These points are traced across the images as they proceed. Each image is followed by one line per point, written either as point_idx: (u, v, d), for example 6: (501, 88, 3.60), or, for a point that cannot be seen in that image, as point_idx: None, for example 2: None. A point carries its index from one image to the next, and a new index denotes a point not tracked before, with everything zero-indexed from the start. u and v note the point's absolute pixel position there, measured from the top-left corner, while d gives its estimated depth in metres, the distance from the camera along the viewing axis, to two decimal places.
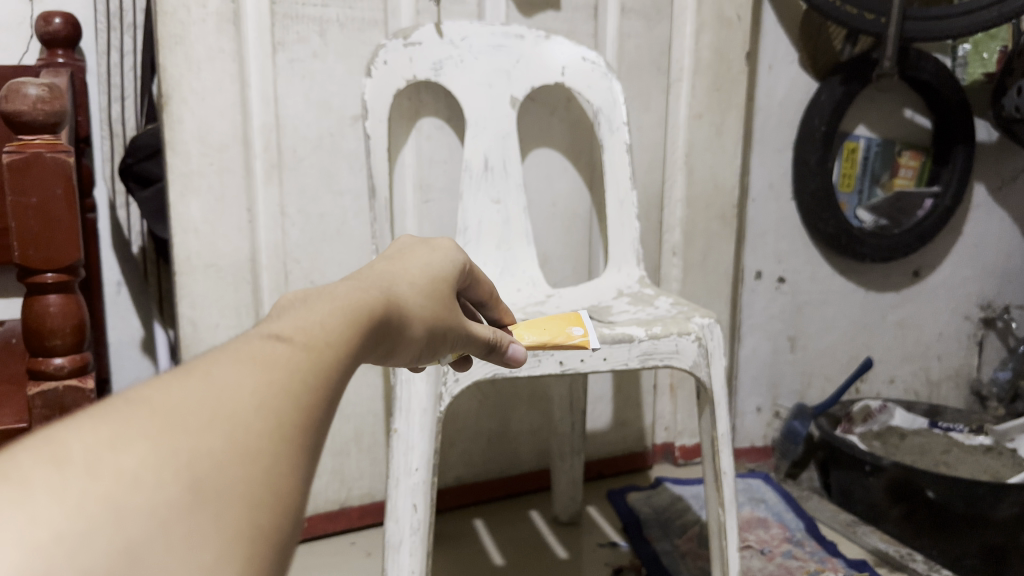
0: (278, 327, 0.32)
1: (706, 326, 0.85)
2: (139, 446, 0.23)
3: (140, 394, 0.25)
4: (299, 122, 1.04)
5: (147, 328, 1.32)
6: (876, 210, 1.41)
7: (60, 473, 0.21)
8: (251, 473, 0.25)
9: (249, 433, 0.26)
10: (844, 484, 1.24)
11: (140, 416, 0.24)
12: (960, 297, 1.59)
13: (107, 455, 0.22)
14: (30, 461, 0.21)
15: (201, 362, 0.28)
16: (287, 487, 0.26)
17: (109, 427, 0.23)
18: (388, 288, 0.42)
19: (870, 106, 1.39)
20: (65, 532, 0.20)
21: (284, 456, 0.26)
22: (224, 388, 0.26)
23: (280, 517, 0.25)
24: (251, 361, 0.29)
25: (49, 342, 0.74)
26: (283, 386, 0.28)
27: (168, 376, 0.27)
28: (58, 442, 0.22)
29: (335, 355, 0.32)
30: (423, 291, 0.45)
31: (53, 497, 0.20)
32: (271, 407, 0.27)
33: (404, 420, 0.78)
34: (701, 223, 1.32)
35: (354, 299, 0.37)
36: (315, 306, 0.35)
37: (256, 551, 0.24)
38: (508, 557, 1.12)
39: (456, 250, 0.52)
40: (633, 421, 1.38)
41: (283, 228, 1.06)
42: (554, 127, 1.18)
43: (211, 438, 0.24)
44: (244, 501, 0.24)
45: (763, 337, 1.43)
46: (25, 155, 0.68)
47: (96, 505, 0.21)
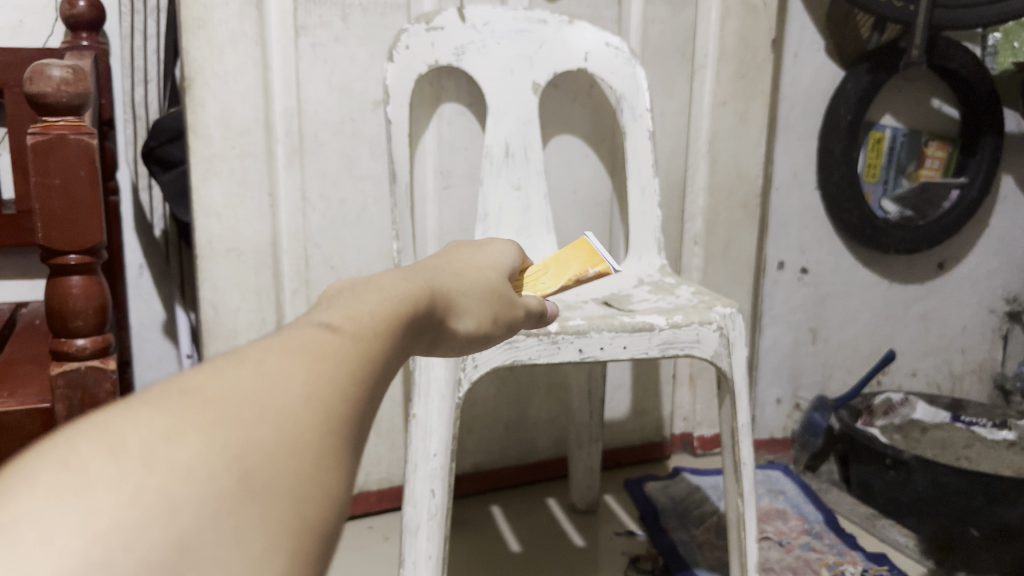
0: (328, 315, 0.32)
1: (728, 315, 0.84)
2: (192, 437, 0.23)
3: (194, 380, 0.25)
4: (320, 106, 1.04)
5: (168, 310, 1.33)
6: (901, 200, 1.40)
7: (115, 464, 0.21)
8: (299, 467, 0.25)
9: (299, 426, 0.25)
10: (864, 477, 1.23)
11: (195, 405, 0.24)
12: (985, 290, 1.56)
13: (162, 445, 0.22)
14: (86, 450, 0.21)
15: (254, 349, 0.28)
16: (333, 481, 0.26)
17: (164, 417, 0.23)
18: (434, 280, 0.42)
19: (897, 95, 1.37)
20: (121, 523, 0.20)
21: (331, 449, 0.26)
22: (275, 380, 0.26)
23: (326, 511, 0.25)
24: (301, 351, 0.28)
25: (72, 323, 0.75)
26: (332, 378, 0.28)
27: (222, 363, 0.27)
28: (115, 430, 0.22)
29: (382, 346, 0.32)
30: (467, 283, 0.45)
31: (109, 488, 0.20)
32: (320, 399, 0.27)
33: (422, 404, 0.78)
34: (723, 212, 1.31)
35: (401, 288, 0.37)
36: (364, 296, 0.35)
37: (302, 546, 0.23)
38: (524, 544, 1.13)
39: (508, 250, 0.54)
40: (652, 410, 1.37)
41: (304, 213, 1.06)
42: (576, 113, 1.17)
43: (261, 430, 0.24)
44: (292, 494, 0.24)
45: (785, 328, 1.42)
46: (49, 137, 0.68)
47: (152, 496, 0.21)
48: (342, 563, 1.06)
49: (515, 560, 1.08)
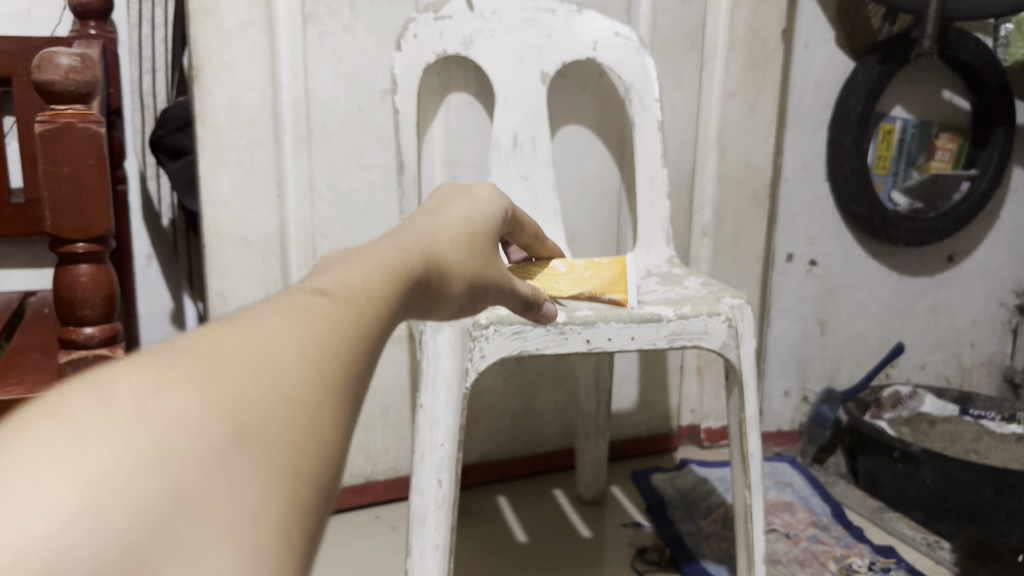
0: (319, 283, 0.32)
1: (736, 307, 0.84)
2: (184, 391, 0.23)
3: (183, 344, 0.25)
4: (328, 96, 1.03)
5: (176, 300, 1.33)
6: (911, 192, 1.38)
7: (108, 417, 0.21)
8: (295, 421, 0.25)
9: (292, 382, 0.25)
10: (872, 469, 1.22)
11: (186, 363, 0.24)
12: (995, 283, 1.55)
13: (154, 399, 0.22)
14: (78, 405, 0.21)
15: (246, 315, 0.28)
16: (332, 436, 0.26)
17: (156, 373, 0.23)
18: (429, 246, 0.41)
19: (908, 86, 1.36)
20: (115, 471, 0.20)
21: (326, 405, 0.26)
22: (268, 340, 0.26)
23: (325, 464, 0.25)
24: (294, 314, 0.28)
25: (80, 312, 0.75)
26: (325, 338, 0.28)
27: (214, 328, 0.27)
28: (107, 387, 0.22)
29: (376, 309, 0.32)
30: (464, 247, 0.45)
31: (102, 439, 0.20)
32: (313, 358, 0.27)
33: (430, 395, 0.78)
34: (732, 202, 1.31)
35: (394, 257, 0.37)
36: (356, 263, 0.35)
37: (303, 496, 0.23)
38: (531, 534, 1.13)
39: (494, 201, 0.52)
40: (659, 402, 1.37)
41: (312, 203, 1.06)
42: (584, 103, 1.16)
43: (255, 385, 0.24)
44: (290, 446, 0.24)
45: (794, 320, 1.42)
46: (57, 125, 0.68)
47: (144, 446, 0.21)
48: (349, 552, 1.06)
49: (522, 550, 1.08)
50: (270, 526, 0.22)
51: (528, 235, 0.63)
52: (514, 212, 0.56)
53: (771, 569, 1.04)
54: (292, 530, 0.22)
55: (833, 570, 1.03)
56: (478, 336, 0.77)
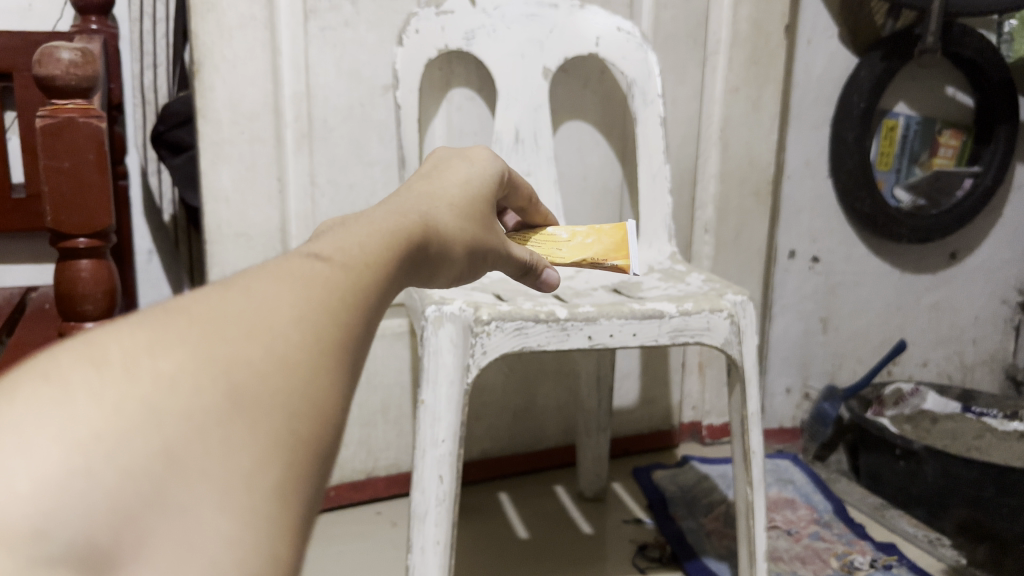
0: (317, 248, 0.32)
1: (739, 303, 0.83)
2: (176, 352, 0.22)
3: (177, 304, 0.25)
4: (329, 91, 1.03)
5: (177, 295, 1.33)
6: (914, 188, 1.38)
7: (99, 375, 0.21)
8: (291, 385, 0.24)
9: (287, 346, 0.25)
10: (874, 467, 1.22)
11: (180, 324, 0.24)
12: (998, 280, 1.55)
13: (147, 359, 0.22)
14: (69, 362, 0.21)
15: (242, 277, 0.28)
16: (328, 401, 0.26)
17: (148, 333, 0.23)
18: (427, 212, 0.41)
19: (911, 82, 1.36)
20: (106, 432, 0.20)
21: (322, 369, 0.26)
22: (264, 303, 0.26)
23: (321, 428, 0.25)
24: (291, 277, 0.28)
25: (81, 307, 0.74)
26: (321, 302, 0.28)
27: (209, 290, 0.26)
28: (97, 345, 0.22)
29: (375, 275, 0.32)
30: (462, 212, 0.44)
31: (92, 397, 0.20)
32: (309, 322, 0.27)
33: (431, 392, 0.77)
34: (734, 199, 1.31)
35: (393, 224, 0.37)
36: (354, 229, 0.35)
37: (297, 461, 0.24)
38: (532, 531, 1.13)
39: (490, 164, 0.52)
40: (661, 398, 1.37)
41: (313, 199, 1.06)
42: (586, 99, 1.16)
43: (250, 348, 0.24)
44: (284, 410, 0.24)
45: (796, 317, 1.41)
46: (58, 119, 0.68)
47: (136, 407, 0.20)
48: (350, 549, 1.06)
49: (523, 547, 1.08)
50: (264, 490, 0.22)
51: (521, 198, 0.62)
52: (510, 176, 0.56)
53: (772, 566, 1.03)
54: (286, 494, 0.23)
55: (835, 567, 1.03)
56: (480, 332, 0.77)
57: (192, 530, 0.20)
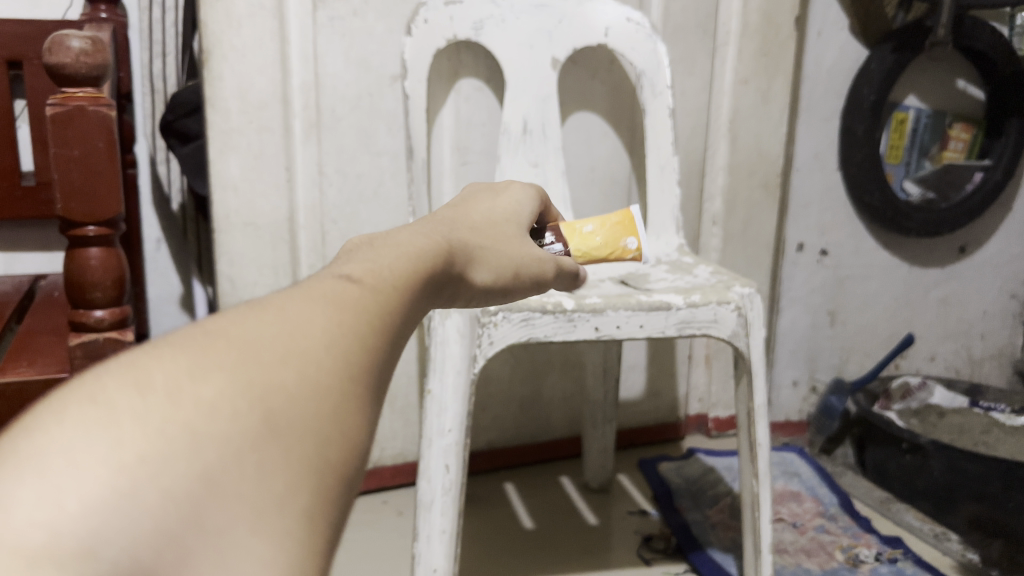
0: (347, 270, 0.32)
1: (746, 296, 0.83)
2: (214, 377, 0.23)
3: (215, 329, 0.26)
4: (338, 80, 1.03)
5: (185, 284, 1.34)
6: (923, 182, 1.37)
7: (143, 400, 0.21)
8: (322, 410, 0.25)
9: (319, 370, 0.26)
10: (880, 460, 1.22)
11: (218, 349, 0.24)
12: (1007, 274, 1.54)
13: (186, 385, 0.22)
14: (114, 388, 0.22)
15: (275, 300, 0.28)
16: (357, 426, 0.26)
17: (188, 358, 0.23)
18: (453, 235, 0.42)
19: (921, 75, 1.35)
20: (148, 454, 0.20)
21: (352, 394, 0.26)
22: (297, 328, 0.27)
23: (349, 455, 0.25)
24: (321, 301, 0.29)
25: (89, 294, 0.75)
26: (352, 327, 0.28)
27: (244, 313, 0.27)
28: (140, 371, 0.22)
29: (401, 298, 0.32)
30: (485, 236, 0.45)
31: (135, 421, 0.21)
32: (340, 347, 0.27)
33: (437, 380, 0.78)
34: (743, 190, 1.30)
35: (419, 245, 0.37)
36: (383, 251, 0.35)
37: (329, 484, 0.24)
38: (537, 521, 1.13)
39: (522, 200, 0.53)
40: (667, 390, 1.37)
41: (321, 188, 1.06)
42: (595, 90, 1.16)
43: (284, 373, 0.25)
44: (316, 435, 0.24)
45: (804, 311, 1.41)
46: (69, 108, 0.68)
47: (177, 430, 0.21)
48: (355, 538, 1.07)
49: (528, 537, 1.09)
50: (295, 512, 0.22)
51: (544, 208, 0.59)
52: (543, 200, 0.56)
53: (777, 558, 1.03)
54: (316, 517, 0.23)
55: (840, 560, 1.03)
56: (487, 323, 0.77)
57: (227, 553, 0.21)
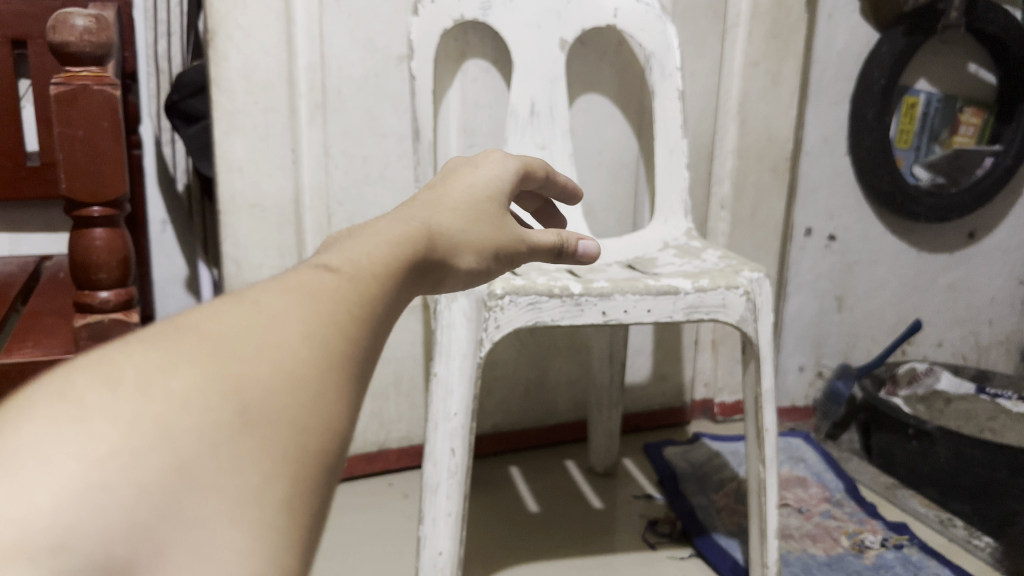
0: (326, 259, 0.32)
1: (755, 280, 0.82)
2: (187, 370, 0.23)
3: (189, 322, 0.25)
4: (343, 62, 1.02)
5: (191, 265, 1.33)
6: (933, 166, 1.37)
7: (114, 394, 0.21)
8: (300, 401, 0.25)
9: (296, 360, 0.25)
10: (886, 446, 1.22)
11: (190, 342, 0.24)
12: (1017, 260, 1.53)
13: (158, 378, 0.22)
14: (85, 382, 0.21)
15: (252, 291, 0.28)
16: (337, 415, 0.26)
17: (160, 351, 0.23)
18: (431, 220, 0.41)
19: (933, 58, 1.33)
20: (120, 447, 0.20)
21: (332, 382, 0.26)
22: (274, 318, 0.26)
23: (330, 442, 0.25)
24: (299, 291, 0.28)
25: (95, 276, 0.74)
26: (329, 315, 0.28)
27: (220, 304, 0.27)
28: (112, 366, 0.22)
29: (382, 285, 0.32)
30: (466, 216, 0.44)
31: (107, 416, 0.21)
32: (319, 336, 0.27)
33: (443, 363, 0.77)
34: (752, 174, 1.29)
35: (398, 232, 0.37)
36: (363, 240, 0.35)
37: (308, 474, 0.24)
38: (542, 504, 1.13)
39: (501, 167, 0.51)
40: (673, 375, 1.37)
41: (327, 170, 1.06)
42: (603, 71, 1.15)
43: (259, 365, 0.24)
44: (292, 425, 0.24)
45: (811, 296, 1.40)
46: (73, 87, 0.68)
47: (149, 424, 0.21)
48: (361, 520, 1.07)
49: (532, 520, 1.09)
50: (272, 503, 0.22)
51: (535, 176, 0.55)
52: (528, 169, 0.53)
53: (782, 543, 1.03)
54: (294, 506, 0.23)
55: (845, 546, 1.03)
56: (494, 306, 0.76)
57: (206, 544, 0.20)
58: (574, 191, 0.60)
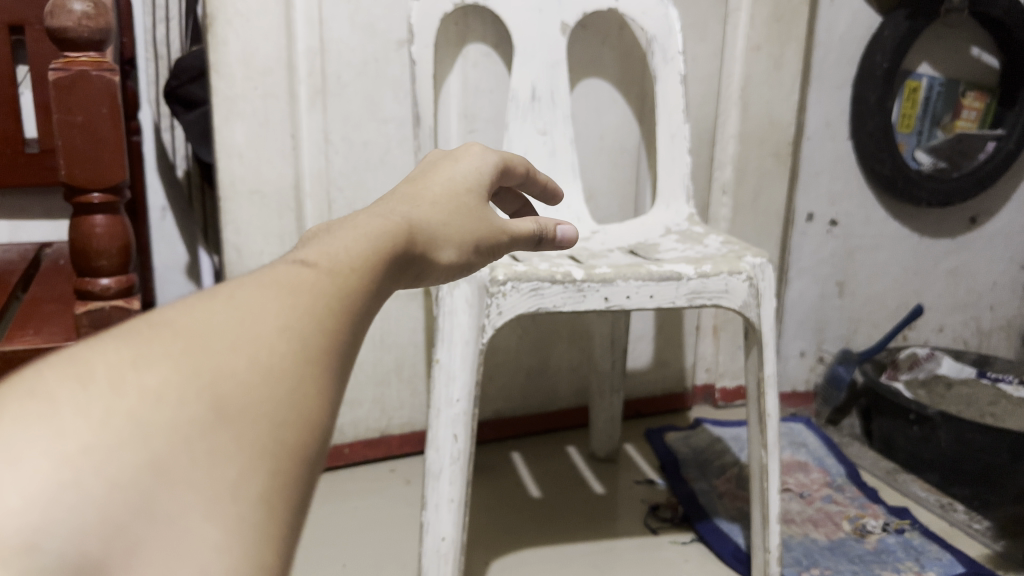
0: (303, 254, 0.32)
1: (758, 266, 0.82)
2: (160, 366, 0.23)
3: (163, 318, 0.25)
4: (343, 46, 1.01)
5: (191, 253, 1.33)
6: (936, 151, 1.36)
7: (86, 393, 0.21)
8: (277, 395, 0.25)
9: (273, 355, 0.25)
10: (887, 431, 1.22)
11: (163, 338, 0.24)
12: (1018, 245, 1.53)
13: (131, 375, 0.22)
14: (56, 380, 0.21)
15: (228, 286, 0.28)
16: (315, 408, 0.26)
17: (132, 348, 0.23)
18: (411, 215, 0.41)
19: (936, 42, 1.32)
20: (92, 445, 0.20)
21: (310, 376, 0.26)
22: (249, 312, 0.26)
23: (308, 436, 0.25)
24: (275, 285, 0.28)
25: (95, 263, 0.74)
26: (307, 309, 0.28)
27: (195, 299, 0.27)
28: (83, 363, 0.22)
29: (362, 278, 0.32)
30: (446, 210, 0.44)
31: (78, 415, 0.21)
32: (296, 330, 0.27)
33: (446, 349, 0.77)
34: (754, 159, 1.29)
35: (378, 226, 0.36)
36: (341, 234, 0.34)
37: (285, 468, 0.24)
38: (543, 489, 1.13)
39: (481, 162, 0.50)
40: (674, 361, 1.36)
41: (327, 156, 1.05)
42: (605, 56, 1.14)
43: (235, 359, 0.24)
44: (269, 419, 0.24)
45: (812, 281, 1.40)
46: (71, 73, 0.67)
47: (122, 421, 0.21)
48: (363, 507, 1.07)
49: (534, 505, 1.09)
50: (249, 499, 0.23)
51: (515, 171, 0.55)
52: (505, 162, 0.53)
53: (784, 528, 1.04)
54: (272, 499, 0.23)
55: (847, 531, 1.03)
56: (495, 292, 0.76)
57: (182, 539, 0.21)
58: (554, 191, 0.59)
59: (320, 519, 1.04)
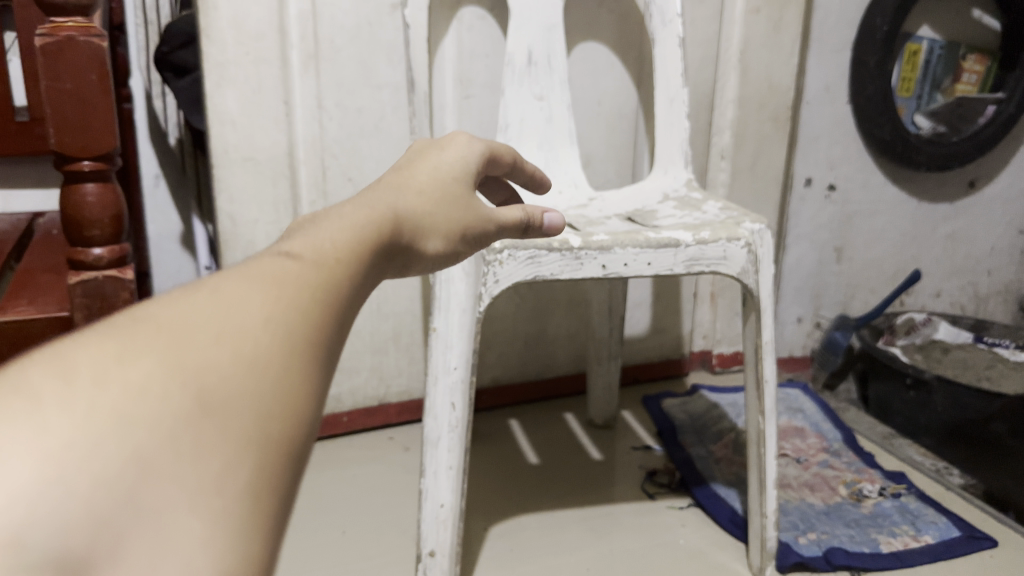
0: (287, 245, 0.31)
1: (756, 232, 0.81)
2: (143, 360, 0.22)
3: (144, 312, 0.25)
4: (335, 9, 1.00)
5: (186, 222, 1.32)
6: (935, 115, 1.35)
7: (69, 387, 0.21)
8: (261, 389, 0.24)
9: (257, 347, 0.25)
10: (884, 395, 1.22)
11: (146, 331, 0.23)
12: (1017, 209, 1.52)
13: (114, 369, 0.22)
14: (38, 374, 0.21)
15: (211, 278, 0.27)
16: (300, 400, 0.26)
17: (115, 342, 0.23)
18: (397, 202, 0.40)
19: (937, 4, 1.31)
20: (77, 441, 0.20)
21: (293, 368, 0.26)
22: (233, 303, 0.26)
23: (293, 429, 0.25)
24: (259, 276, 0.28)
25: (87, 232, 0.73)
26: (292, 301, 0.27)
27: (177, 292, 0.26)
28: (65, 357, 0.21)
29: (347, 269, 0.31)
30: (434, 199, 0.43)
31: (62, 410, 0.20)
32: (280, 322, 0.26)
33: (443, 318, 0.77)
34: (753, 124, 1.28)
35: (363, 215, 0.36)
36: (325, 224, 0.34)
37: (268, 462, 0.24)
38: (541, 456, 1.14)
39: (467, 150, 0.49)
40: (671, 327, 1.36)
41: (321, 123, 1.04)
42: (602, 19, 1.12)
43: (219, 352, 0.24)
44: (253, 412, 0.24)
45: (810, 247, 1.39)
46: (58, 38, 0.66)
47: (106, 416, 0.21)
48: (361, 474, 1.07)
49: (532, 471, 1.10)
50: (233, 493, 0.22)
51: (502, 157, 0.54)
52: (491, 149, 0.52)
53: (781, 493, 1.04)
54: (256, 492, 0.23)
55: (843, 495, 1.04)
56: (493, 260, 0.75)
57: (167, 534, 0.20)
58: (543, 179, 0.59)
59: (319, 487, 1.04)
